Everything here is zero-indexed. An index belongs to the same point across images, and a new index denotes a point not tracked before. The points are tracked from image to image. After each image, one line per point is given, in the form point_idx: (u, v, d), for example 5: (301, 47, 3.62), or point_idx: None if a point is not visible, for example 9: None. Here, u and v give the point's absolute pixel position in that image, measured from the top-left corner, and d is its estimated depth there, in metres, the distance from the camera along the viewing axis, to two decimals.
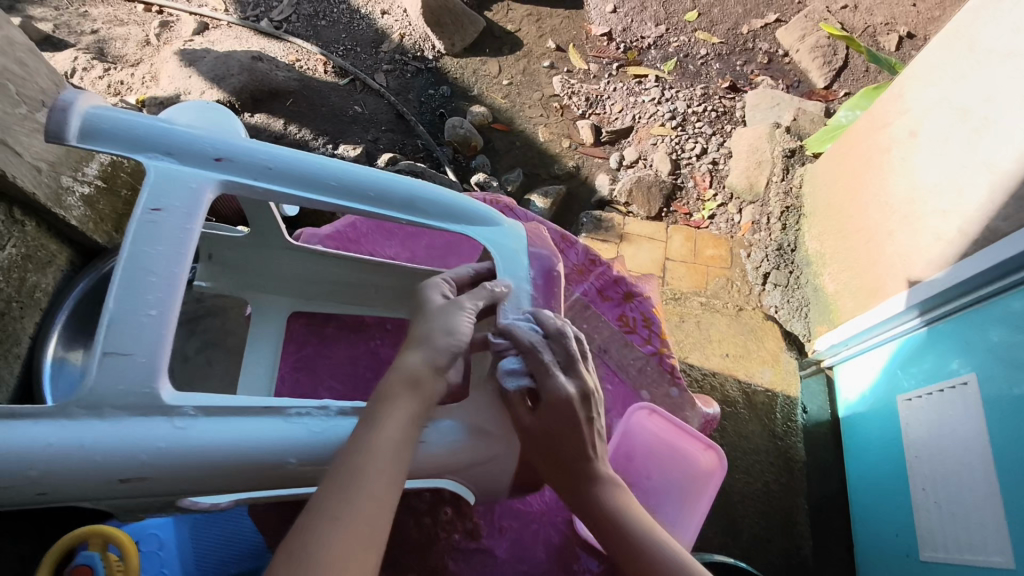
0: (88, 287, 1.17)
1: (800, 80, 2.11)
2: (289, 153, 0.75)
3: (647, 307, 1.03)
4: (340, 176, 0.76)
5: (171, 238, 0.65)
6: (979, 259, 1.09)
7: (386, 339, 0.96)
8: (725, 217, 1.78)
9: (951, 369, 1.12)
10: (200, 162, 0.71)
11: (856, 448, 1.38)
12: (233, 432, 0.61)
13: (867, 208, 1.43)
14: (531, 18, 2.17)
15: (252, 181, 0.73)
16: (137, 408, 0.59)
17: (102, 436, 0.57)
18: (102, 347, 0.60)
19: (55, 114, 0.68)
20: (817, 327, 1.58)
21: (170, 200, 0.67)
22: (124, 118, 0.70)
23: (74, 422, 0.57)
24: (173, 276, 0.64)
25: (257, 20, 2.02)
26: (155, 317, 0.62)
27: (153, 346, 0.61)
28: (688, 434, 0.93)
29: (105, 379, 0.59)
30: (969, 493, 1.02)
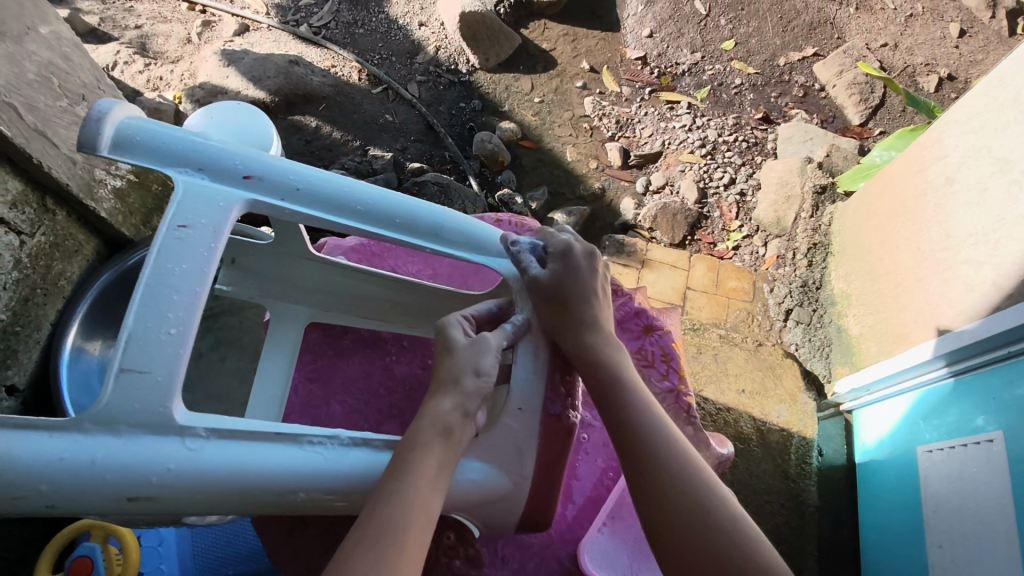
0: (111, 278, 1.18)
1: (835, 115, 2.08)
2: (319, 174, 0.75)
3: (666, 341, 1.01)
4: (368, 200, 0.76)
5: (195, 257, 0.65)
6: (1010, 315, 1.06)
7: (401, 357, 0.96)
8: (749, 249, 1.75)
9: (976, 424, 1.08)
10: (229, 179, 0.71)
11: (871, 495, 1.34)
12: (245, 459, 0.61)
13: (897, 253, 1.40)
14: (567, 38, 2.18)
15: (280, 201, 0.73)
16: (149, 426, 0.59)
17: (114, 453, 0.57)
18: (119, 363, 0.60)
19: (89, 124, 0.68)
20: (838, 368, 1.55)
21: (197, 218, 0.67)
22: (157, 131, 0.71)
23: (88, 437, 0.57)
24: (194, 295, 0.64)
25: (296, 25, 2.05)
26: (175, 335, 0.62)
27: (170, 364, 0.61)
28: None
29: (121, 395, 0.59)
30: (989, 556, 0.98)
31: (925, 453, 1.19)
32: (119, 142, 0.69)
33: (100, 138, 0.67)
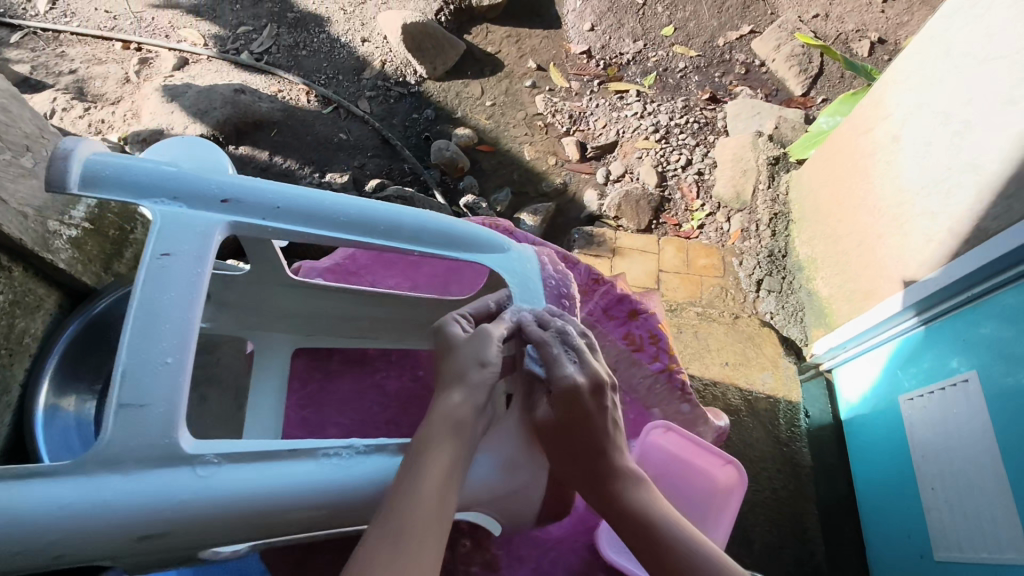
0: (79, 329, 1.15)
1: (778, 88, 2.15)
2: (297, 190, 0.74)
3: (652, 324, 1.02)
4: (350, 211, 0.75)
5: (184, 283, 0.64)
6: (969, 259, 1.11)
7: (391, 372, 0.97)
8: (714, 226, 1.79)
9: (951, 367, 1.13)
10: (206, 204, 0.70)
11: (859, 450, 1.39)
12: (259, 481, 0.60)
13: (855, 212, 1.45)
14: (511, 39, 2.20)
15: (261, 221, 0.72)
16: (156, 459, 0.57)
17: (123, 490, 0.56)
18: (118, 399, 0.58)
19: (55, 163, 0.67)
20: (813, 331, 1.59)
21: (180, 245, 0.66)
22: (126, 165, 0.69)
23: (93, 477, 0.55)
24: (186, 322, 0.62)
25: (236, 53, 2.02)
26: (172, 364, 0.60)
27: (170, 394, 0.59)
28: (706, 452, 0.93)
29: (122, 432, 0.57)
30: (980, 493, 1.03)
31: (906, 401, 1.24)
32: (88, 179, 0.68)
33: (68, 176, 0.66)
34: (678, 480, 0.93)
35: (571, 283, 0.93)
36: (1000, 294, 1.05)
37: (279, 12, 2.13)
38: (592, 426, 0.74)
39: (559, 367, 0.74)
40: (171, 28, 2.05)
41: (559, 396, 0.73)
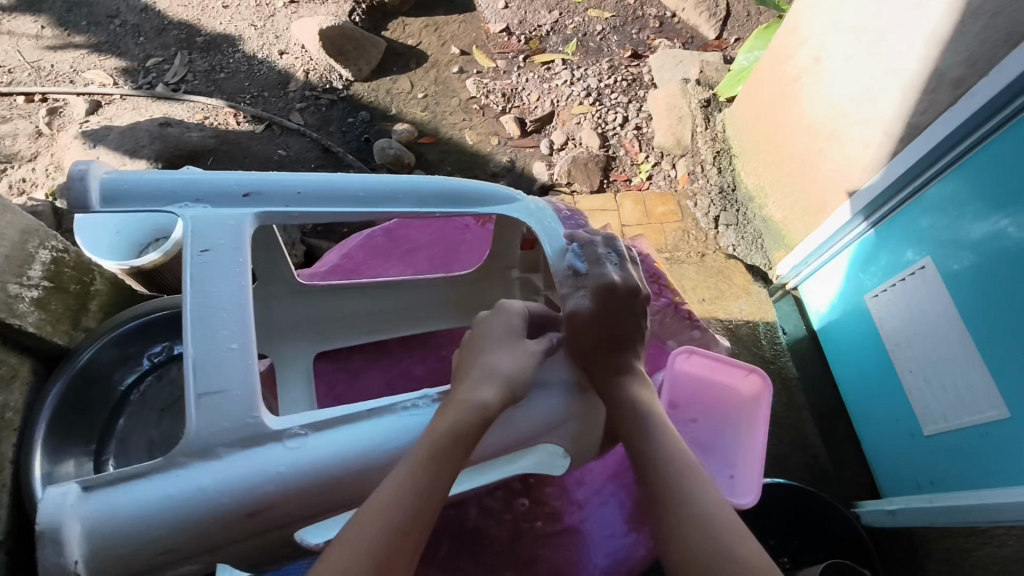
0: (61, 391, 1.10)
1: (692, 36, 2.23)
2: (314, 176, 0.81)
3: (650, 264, 1.10)
4: (363, 184, 0.83)
5: (228, 274, 0.69)
6: (896, 165, 1.24)
7: (416, 358, 1.02)
8: (662, 174, 1.86)
9: (906, 258, 1.24)
10: (229, 200, 0.76)
11: (837, 354, 1.49)
12: (341, 444, 0.66)
13: (792, 135, 1.54)
14: (429, 29, 2.20)
15: (284, 208, 0.78)
16: (247, 441, 0.64)
17: (219, 476, 0.61)
18: (196, 390, 0.64)
19: (76, 183, 0.70)
20: (774, 254, 1.68)
21: (215, 239, 0.71)
22: (143, 177, 0.74)
23: (190, 469, 0.62)
24: (240, 311, 0.68)
25: (151, 87, 1.94)
26: (237, 349, 0.66)
27: (245, 380, 0.65)
28: (729, 366, 0.98)
29: (207, 420, 0.63)
30: (953, 364, 1.14)
31: (872, 299, 1.34)
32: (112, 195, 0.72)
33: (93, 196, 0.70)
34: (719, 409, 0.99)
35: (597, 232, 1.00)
36: (931, 188, 1.18)
37: (188, 38, 2.05)
38: (629, 324, 0.82)
39: (598, 269, 0.84)
40: (75, 72, 1.94)
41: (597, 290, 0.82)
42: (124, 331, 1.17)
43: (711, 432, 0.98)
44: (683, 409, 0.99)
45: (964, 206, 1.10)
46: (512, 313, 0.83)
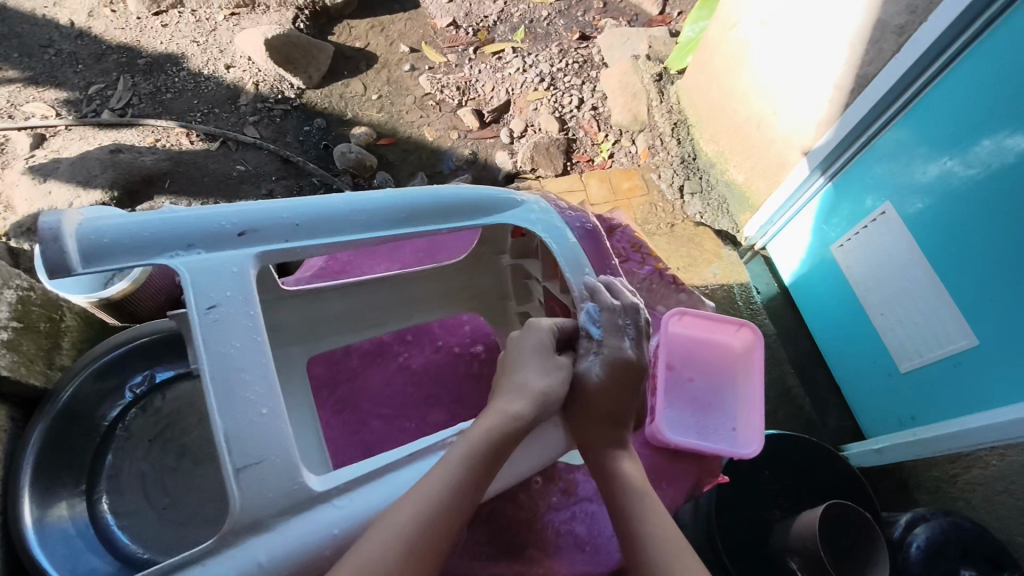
0: (43, 433, 1.03)
1: (637, 13, 2.26)
2: (308, 203, 0.75)
3: (630, 234, 1.13)
4: (364, 208, 0.77)
5: (243, 330, 0.64)
6: (846, 119, 1.29)
7: (411, 350, 1.04)
8: (623, 151, 1.90)
9: (867, 206, 1.30)
10: (224, 242, 0.69)
11: (810, 306, 1.54)
12: (384, 492, 0.65)
13: (746, 98, 1.59)
14: (375, 29, 2.18)
15: (284, 243, 0.72)
16: (295, 507, 0.61)
17: (274, 549, 0.59)
18: (233, 464, 0.60)
19: (49, 246, 0.62)
20: (740, 217, 1.72)
21: (221, 292, 0.65)
22: (122, 224, 0.66)
23: (242, 546, 0.59)
24: (262, 369, 0.63)
25: (96, 114, 1.89)
26: (267, 413, 0.62)
27: (281, 444, 0.62)
28: (719, 322, 1.01)
29: (252, 496, 0.60)
30: (922, 301, 1.19)
31: (839, 248, 1.40)
32: (93, 252, 0.64)
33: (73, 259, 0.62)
34: (717, 364, 1.03)
35: (603, 241, 0.92)
36: (880, 139, 1.26)
37: (129, 62, 2.00)
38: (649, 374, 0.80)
39: (616, 340, 0.78)
40: (12, 106, 1.86)
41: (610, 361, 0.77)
42: (109, 360, 1.12)
43: (710, 387, 1.01)
44: (680, 370, 1.02)
45: (913, 151, 1.18)
46: (543, 329, 0.78)
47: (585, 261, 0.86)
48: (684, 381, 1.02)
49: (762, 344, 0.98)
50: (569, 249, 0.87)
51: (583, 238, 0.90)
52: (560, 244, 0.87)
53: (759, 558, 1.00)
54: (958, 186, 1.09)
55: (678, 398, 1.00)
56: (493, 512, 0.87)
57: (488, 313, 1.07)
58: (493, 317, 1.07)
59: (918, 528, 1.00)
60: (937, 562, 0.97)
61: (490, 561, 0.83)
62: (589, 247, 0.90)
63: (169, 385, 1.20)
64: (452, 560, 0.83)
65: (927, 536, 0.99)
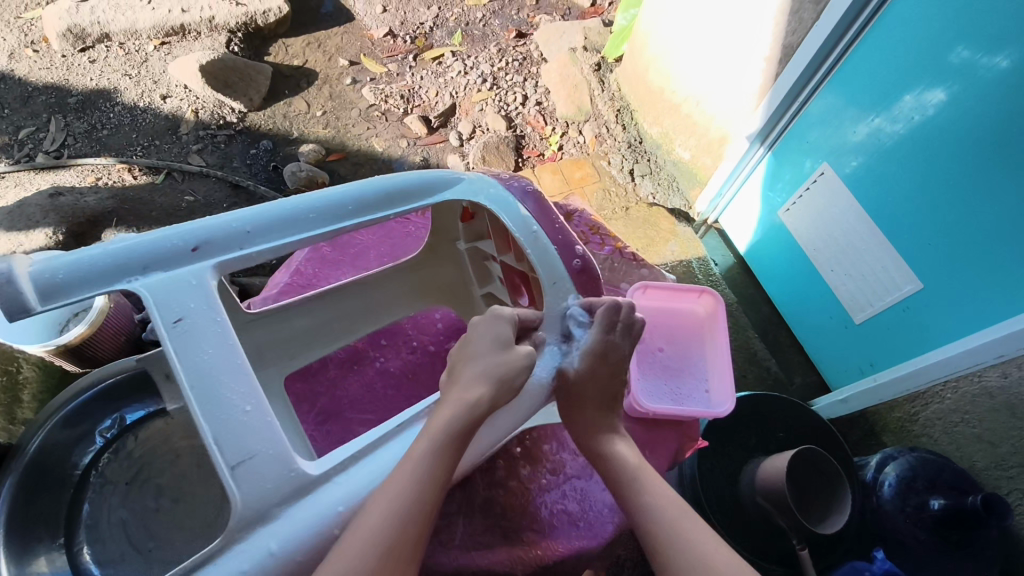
0: (16, 486, 1.01)
1: (569, 7, 2.30)
2: (258, 210, 0.74)
3: (587, 218, 1.16)
4: (315, 206, 0.76)
5: (215, 338, 0.63)
6: (777, 91, 1.36)
7: (387, 354, 1.05)
8: (572, 142, 1.94)
9: (807, 168, 1.37)
10: (179, 258, 0.68)
11: (766, 272, 1.61)
12: (380, 467, 0.66)
13: (683, 78, 1.64)
14: (312, 46, 2.17)
15: (240, 251, 0.71)
16: (297, 492, 0.62)
17: (283, 537, 0.59)
18: (226, 463, 0.59)
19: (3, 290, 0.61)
20: (691, 193, 1.79)
21: (185, 305, 0.64)
22: (74, 260, 0.65)
23: (250, 539, 0.59)
24: (240, 369, 0.62)
25: (30, 159, 1.83)
26: (251, 410, 0.61)
27: (271, 436, 0.62)
28: (682, 293, 1.05)
29: (250, 489, 0.59)
30: (867, 255, 1.25)
31: (785, 213, 1.46)
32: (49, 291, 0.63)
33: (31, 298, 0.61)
34: (684, 333, 1.06)
35: (557, 210, 0.91)
36: (811, 105, 1.32)
37: (59, 101, 1.94)
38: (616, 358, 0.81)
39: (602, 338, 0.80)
40: None
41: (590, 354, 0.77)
42: (80, 404, 1.09)
43: (681, 357, 1.05)
44: (649, 341, 1.05)
45: (844, 114, 1.25)
46: (505, 320, 0.75)
47: (533, 220, 0.87)
48: (653, 352, 1.05)
49: (725, 310, 1.01)
50: (519, 217, 0.87)
51: (533, 206, 0.90)
52: (509, 214, 0.87)
53: (743, 513, 1.03)
54: (888, 142, 1.16)
55: (651, 369, 1.03)
56: (486, 502, 0.88)
57: (454, 301, 1.09)
58: (455, 303, 1.09)
59: (889, 466, 1.06)
60: (908, 496, 1.02)
61: (490, 549, 0.85)
62: (537, 213, 0.89)
63: (142, 425, 1.16)
64: (452, 553, 0.84)
65: (898, 472, 1.05)
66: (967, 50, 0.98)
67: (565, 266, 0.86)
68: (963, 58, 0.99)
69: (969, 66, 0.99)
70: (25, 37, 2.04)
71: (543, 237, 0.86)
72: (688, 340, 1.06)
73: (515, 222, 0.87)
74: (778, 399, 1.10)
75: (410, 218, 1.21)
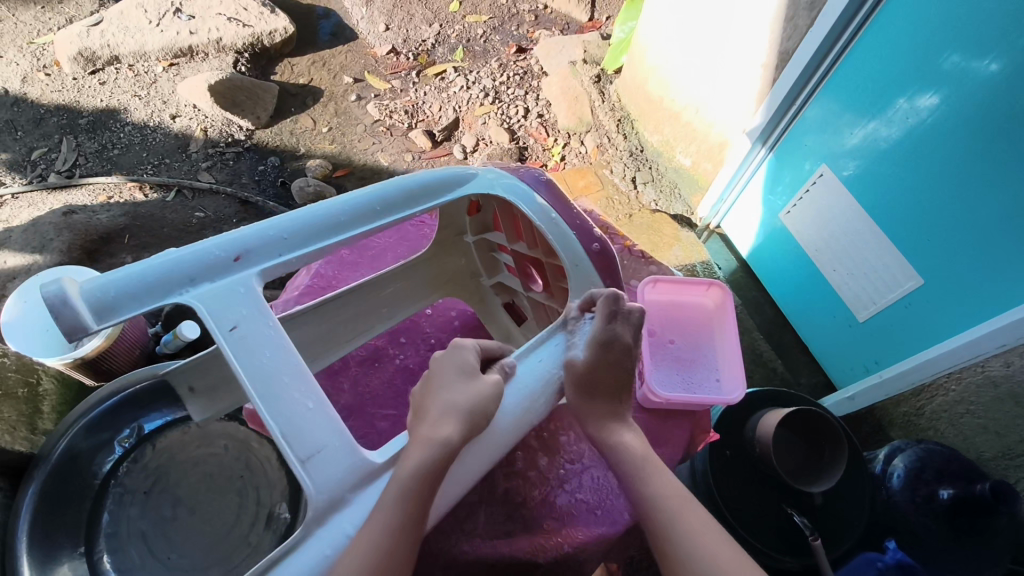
0: (39, 492, 1.04)
1: (568, 22, 2.36)
2: (291, 215, 0.76)
3: (597, 218, 1.18)
4: (344, 208, 0.78)
5: (271, 342, 0.65)
6: (773, 96, 1.40)
7: (404, 353, 1.07)
8: (574, 152, 1.98)
9: (807, 170, 1.41)
10: (223, 269, 0.69)
11: (767, 271, 1.64)
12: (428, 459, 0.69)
13: (683, 86, 1.68)
14: (317, 65, 2.23)
15: (280, 257, 0.73)
16: (363, 478, 0.64)
17: (358, 520, 0.62)
18: (297, 458, 0.61)
19: (58, 311, 0.63)
20: (693, 199, 1.83)
21: (236, 312, 0.66)
22: (121, 276, 0.67)
23: (327, 526, 0.61)
24: (297, 368, 0.64)
25: (43, 178, 1.86)
26: (315, 407, 0.63)
27: (334, 429, 0.63)
28: (690, 285, 1.08)
29: (322, 478, 0.61)
30: (869, 252, 1.28)
31: (786, 215, 1.49)
32: (100, 308, 0.65)
33: (85, 316, 0.63)
34: (694, 323, 1.09)
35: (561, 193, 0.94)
36: (808, 110, 1.36)
37: (70, 123, 1.98)
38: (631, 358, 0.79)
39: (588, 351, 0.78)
40: None
41: (597, 339, 0.76)
42: (104, 410, 1.11)
43: (692, 349, 1.08)
44: (659, 334, 1.08)
45: (840, 118, 1.29)
46: (468, 350, 0.76)
47: (551, 207, 0.90)
48: (666, 345, 1.08)
49: (733, 301, 1.03)
50: (536, 205, 0.90)
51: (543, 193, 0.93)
52: (527, 204, 0.90)
53: (760, 488, 1.05)
54: (884, 145, 1.20)
55: (664, 362, 1.06)
56: (506, 492, 0.90)
57: (467, 295, 1.13)
58: (466, 296, 1.13)
59: (898, 459, 1.09)
60: (917, 487, 1.04)
61: (511, 539, 0.86)
62: (550, 199, 0.92)
63: (160, 434, 1.17)
64: (475, 543, 0.86)
65: (906, 464, 1.07)
66: (958, 55, 1.02)
67: (585, 249, 0.88)
68: (955, 64, 1.03)
69: (958, 70, 1.03)
70: (38, 61, 2.09)
71: (562, 223, 0.89)
72: (698, 330, 1.09)
73: (530, 210, 0.90)
74: (788, 395, 1.13)
75: (425, 221, 1.23)
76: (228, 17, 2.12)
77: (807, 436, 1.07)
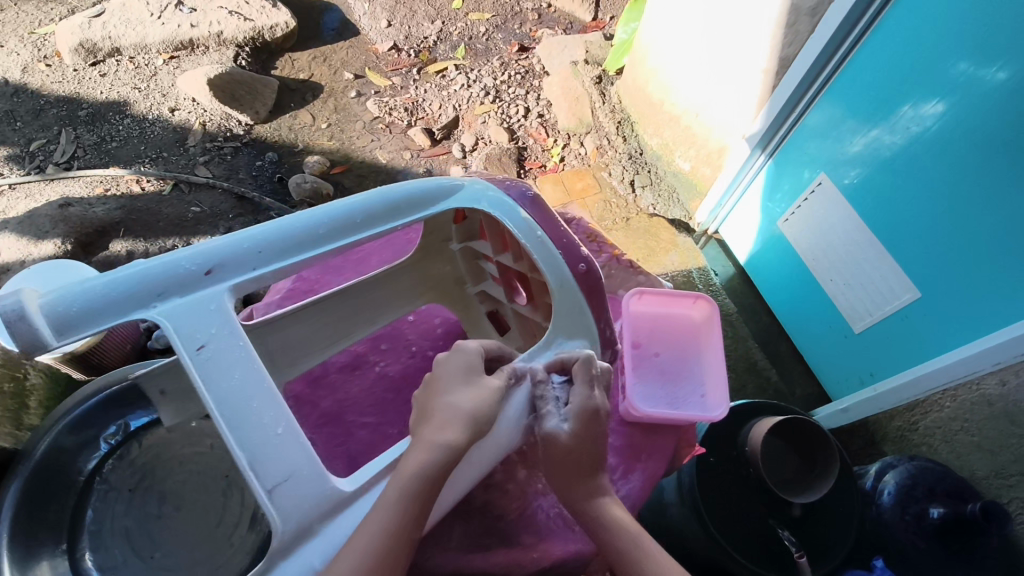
0: (19, 494, 0.99)
1: (571, 21, 2.34)
2: (265, 227, 0.74)
3: (585, 225, 1.17)
4: (321, 220, 0.77)
5: (240, 363, 0.64)
6: (773, 102, 1.38)
7: (388, 359, 1.06)
8: (574, 153, 1.96)
9: (806, 179, 1.39)
10: (193, 283, 0.68)
11: (763, 278, 1.63)
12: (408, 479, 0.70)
13: (682, 90, 1.66)
14: (317, 60, 2.21)
15: (253, 271, 0.72)
16: (331, 507, 0.64)
17: (325, 552, 0.62)
18: (263, 487, 0.60)
19: (16, 328, 0.61)
20: (691, 204, 1.81)
21: (205, 332, 0.65)
22: (84, 289, 0.65)
23: (293, 557, 0.61)
24: (267, 391, 0.63)
25: (40, 169, 1.86)
26: (284, 432, 0.63)
27: (303, 457, 0.63)
28: (678, 299, 1.07)
29: (289, 509, 0.61)
30: (866, 264, 1.26)
31: (784, 223, 1.48)
32: (60, 325, 0.63)
33: (42, 333, 0.62)
34: (680, 337, 1.08)
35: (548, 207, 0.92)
36: (809, 117, 1.34)
37: (70, 114, 1.97)
38: None
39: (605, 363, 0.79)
40: None
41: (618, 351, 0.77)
42: (87, 409, 1.09)
43: (677, 362, 1.06)
44: (645, 346, 1.07)
45: (842, 125, 1.27)
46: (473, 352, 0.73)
47: (536, 225, 0.89)
48: (651, 357, 1.07)
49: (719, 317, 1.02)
50: (520, 220, 0.89)
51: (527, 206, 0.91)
52: (512, 219, 0.89)
53: (749, 499, 1.04)
54: (886, 155, 1.18)
55: (648, 374, 1.05)
56: (485, 504, 0.89)
57: (453, 302, 1.12)
58: (452, 303, 1.12)
59: (888, 475, 1.08)
60: (908, 505, 1.03)
61: (489, 551, 0.85)
62: (536, 214, 0.90)
63: (144, 432, 1.16)
64: (452, 555, 0.85)
65: (897, 481, 1.06)
66: (966, 63, 1.00)
67: (570, 270, 0.86)
68: (963, 71, 1.01)
69: (968, 79, 1.00)
70: (38, 51, 2.08)
71: (548, 242, 0.87)
72: (683, 343, 1.08)
73: (516, 221, 0.89)
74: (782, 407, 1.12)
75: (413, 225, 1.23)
76: (229, 11, 2.11)
77: (800, 446, 1.06)
